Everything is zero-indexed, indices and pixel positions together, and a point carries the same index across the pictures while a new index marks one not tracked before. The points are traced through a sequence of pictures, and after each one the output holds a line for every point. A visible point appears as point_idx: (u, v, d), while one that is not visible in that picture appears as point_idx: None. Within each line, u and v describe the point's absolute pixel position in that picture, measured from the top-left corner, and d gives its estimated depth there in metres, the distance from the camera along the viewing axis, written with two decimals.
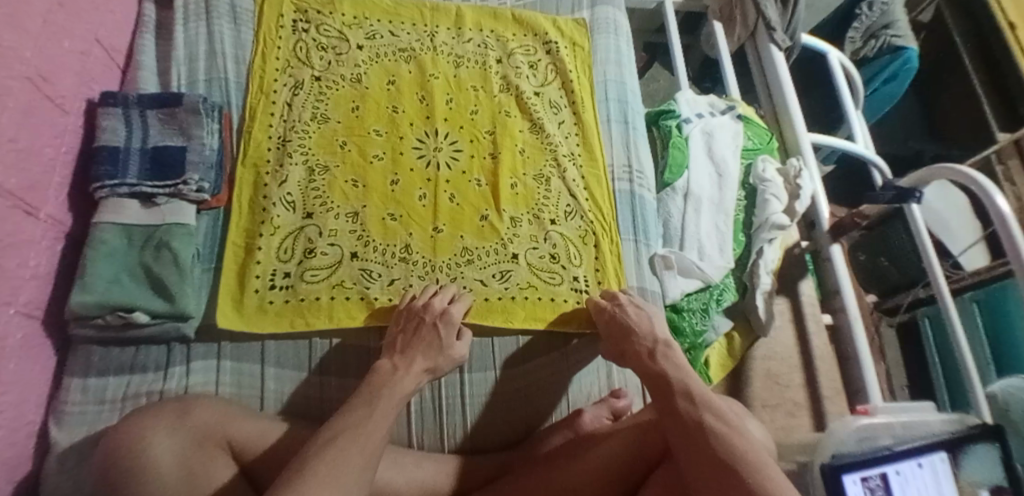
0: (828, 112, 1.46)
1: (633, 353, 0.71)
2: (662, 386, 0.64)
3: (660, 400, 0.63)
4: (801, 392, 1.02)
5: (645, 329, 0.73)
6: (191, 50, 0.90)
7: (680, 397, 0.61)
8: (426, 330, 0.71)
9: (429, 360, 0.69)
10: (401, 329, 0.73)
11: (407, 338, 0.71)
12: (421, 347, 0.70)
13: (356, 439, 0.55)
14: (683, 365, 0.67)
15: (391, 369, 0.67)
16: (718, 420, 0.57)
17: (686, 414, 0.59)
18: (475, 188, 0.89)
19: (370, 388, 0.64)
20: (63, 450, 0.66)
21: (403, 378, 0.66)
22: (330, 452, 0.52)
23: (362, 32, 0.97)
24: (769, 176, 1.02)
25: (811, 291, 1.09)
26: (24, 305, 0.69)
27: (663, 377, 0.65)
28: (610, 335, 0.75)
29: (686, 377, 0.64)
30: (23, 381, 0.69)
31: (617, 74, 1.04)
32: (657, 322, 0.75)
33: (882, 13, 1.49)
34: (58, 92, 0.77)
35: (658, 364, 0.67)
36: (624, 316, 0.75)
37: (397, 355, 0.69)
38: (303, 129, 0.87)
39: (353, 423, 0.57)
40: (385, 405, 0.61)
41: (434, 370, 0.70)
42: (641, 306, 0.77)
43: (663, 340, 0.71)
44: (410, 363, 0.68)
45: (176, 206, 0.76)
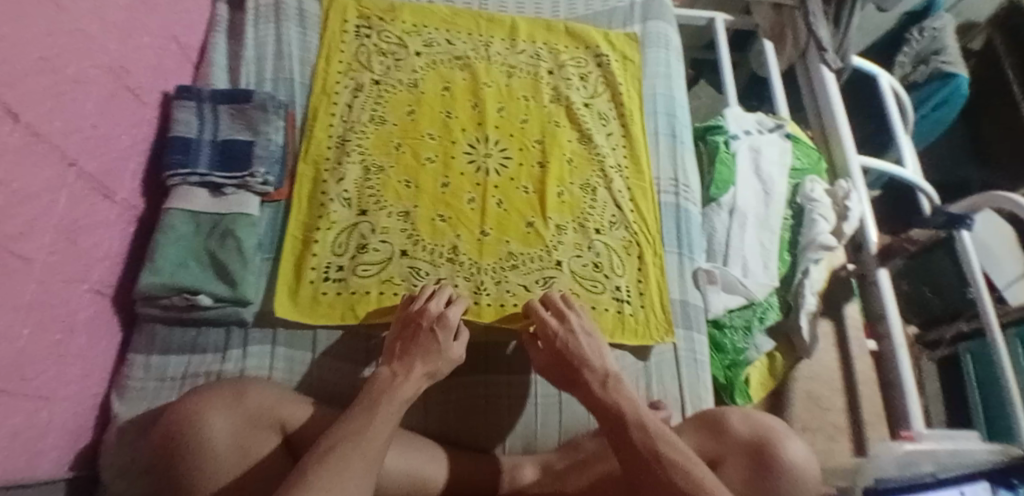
0: (875, 134, 1.44)
1: (582, 385, 0.65)
2: (615, 419, 0.61)
3: (612, 434, 0.60)
4: (842, 417, 1.00)
5: (596, 360, 0.67)
6: (260, 50, 0.95)
7: (634, 428, 0.59)
8: (423, 336, 0.68)
9: (428, 366, 0.65)
10: (398, 335, 0.69)
11: (405, 343, 0.67)
12: (420, 352, 0.66)
13: (357, 446, 0.53)
14: (635, 397, 0.63)
15: (389, 376, 0.63)
16: (674, 450, 0.57)
17: (643, 447, 0.57)
18: (523, 195, 0.90)
19: (369, 396, 0.60)
20: (123, 423, 0.70)
21: (403, 386, 0.62)
22: (331, 462, 0.51)
23: (420, 39, 1.00)
24: (818, 197, 1.01)
25: (856, 314, 1.07)
26: (96, 283, 0.73)
27: (616, 411, 0.61)
28: (555, 360, 0.69)
29: (640, 410, 0.61)
30: (90, 354, 0.72)
31: (666, 87, 1.05)
32: (608, 352, 0.69)
33: (933, 38, 1.47)
34: (138, 84, 0.81)
35: (611, 398, 0.63)
36: (576, 346, 0.68)
37: (395, 362, 0.65)
38: (361, 130, 0.90)
39: (354, 430, 0.55)
40: (385, 412, 0.58)
41: (434, 375, 0.66)
42: (591, 333, 0.70)
43: (615, 372, 0.66)
44: (409, 370, 0.64)
45: (241, 198, 0.79)
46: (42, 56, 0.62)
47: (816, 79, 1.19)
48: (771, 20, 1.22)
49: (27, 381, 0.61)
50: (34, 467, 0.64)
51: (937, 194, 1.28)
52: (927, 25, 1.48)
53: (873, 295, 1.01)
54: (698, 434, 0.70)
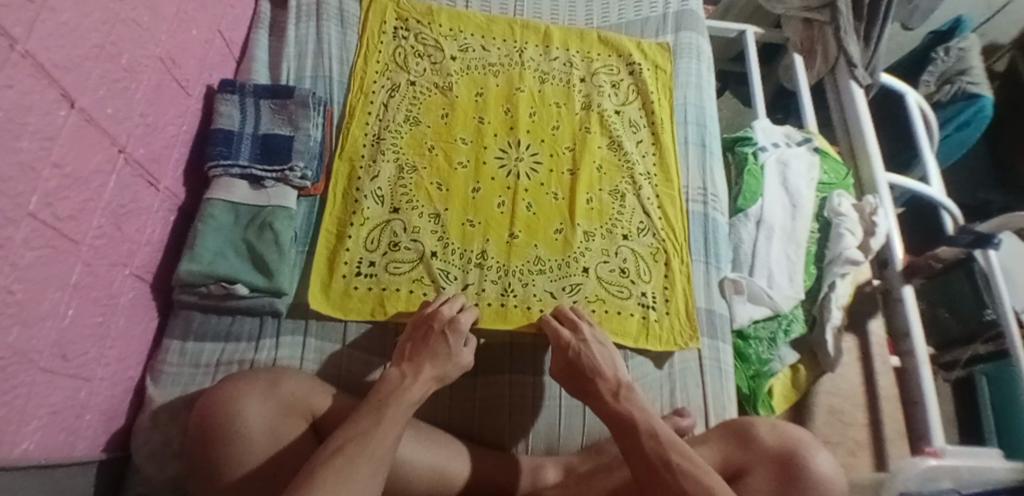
0: (899, 151, 1.43)
1: (596, 394, 0.68)
2: (628, 429, 0.62)
3: (624, 443, 0.62)
4: (864, 433, 0.98)
5: (609, 370, 0.70)
6: (301, 48, 0.97)
7: (645, 437, 0.61)
8: (435, 338, 0.70)
9: (437, 369, 0.68)
10: (410, 337, 0.71)
11: (415, 345, 0.70)
12: (428, 355, 0.68)
13: (364, 447, 0.55)
14: (646, 406, 0.65)
15: (399, 377, 0.65)
16: (685, 459, 0.58)
17: (654, 455, 0.59)
18: (552, 200, 0.91)
19: (378, 395, 0.62)
20: (158, 407, 0.71)
21: (411, 387, 0.64)
22: (338, 461, 0.53)
23: (456, 44, 1.02)
24: (845, 211, 1.00)
25: (881, 330, 1.06)
26: (138, 268, 0.75)
27: (629, 420, 0.63)
28: (568, 371, 0.72)
29: (652, 419, 0.63)
30: (129, 337, 0.74)
31: (697, 97, 1.05)
32: (620, 363, 0.72)
33: (958, 59, 1.46)
34: (185, 75, 0.84)
35: (623, 407, 0.65)
36: (588, 356, 0.71)
37: (405, 363, 0.68)
38: (396, 130, 0.92)
39: (362, 431, 0.57)
40: (392, 414, 0.60)
41: (442, 378, 0.68)
42: (604, 344, 0.73)
43: (627, 382, 0.68)
44: (418, 371, 0.66)
45: (280, 191, 0.81)
46: (97, 44, 0.64)
47: (844, 94, 1.19)
48: (801, 34, 1.22)
49: (70, 359, 0.63)
50: (72, 445, 0.65)
51: (960, 214, 1.28)
52: (952, 45, 1.47)
53: (897, 313, 1.01)
54: (722, 439, 0.72)
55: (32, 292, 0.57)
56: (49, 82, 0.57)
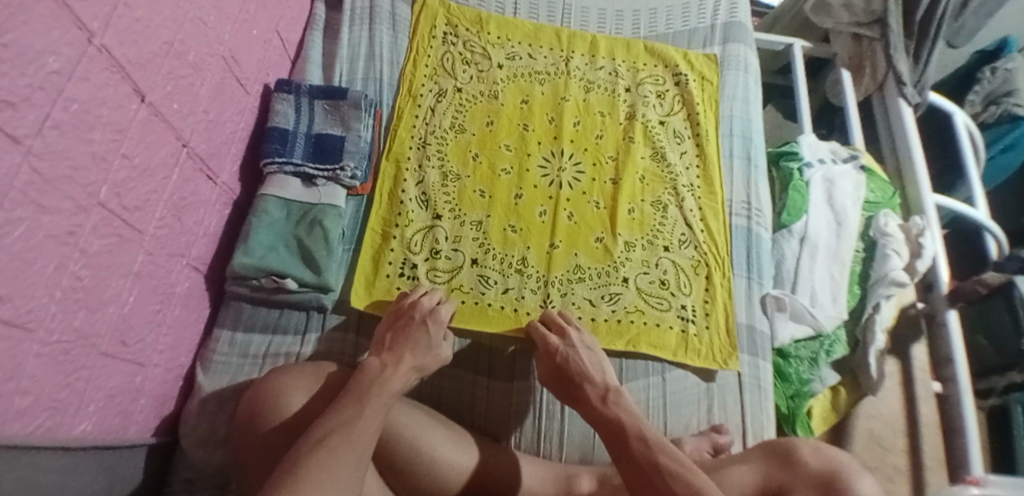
0: (942, 172, 1.40)
1: (584, 400, 0.66)
2: (616, 432, 0.60)
3: (613, 447, 0.59)
4: (904, 459, 0.96)
5: (597, 375, 0.68)
6: (353, 51, 0.99)
7: (634, 440, 0.57)
8: (415, 328, 0.70)
9: (416, 359, 0.67)
10: (389, 327, 0.71)
11: (395, 335, 0.69)
12: (410, 345, 0.67)
13: (347, 438, 0.52)
14: (635, 411, 0.62)
15: (379, 366, 0.63)
16: (673, 459, 0.54)
17: (642, 458, 0.55)
18: (594, 209, 0.91)
19: (359, 386, 0.60)
20: (206, 395, 0.73)
21: (393, 376, 0.62)
22: (323, 452, 0.50)
23: (503, 51, 1.03)
24: (892, 231, 0.98)
25: (923, 355, 1.03)
26: (193, 259, 0.77)
27: (617, 424, 0.60)
28: (558, 379, 0.71)
29: (640, 423, 0.60)
30: (182, 326, 0.76)
31: (743, 111, 1.04)
32: (609, 368, 0.70)
33: (1004, 80, 1.40)
34: (244, 74, 0.86)
35: (611, 411, 0.63)
36: (576, 361, 0.70)
37: (385, 352, 0.66)
38: (442, 135, 0.93)
39: (344, 421, 0.54)
40: (375, 404, 0.57)
41: (422, 369, 0.67)
42: (592, 349, 0.72)
43: (615, 386, 0.66)
44: (397, 361, 0.65)
45: (331, 189, 0.83)
46: (167, 41, 0.67)
47: (892, 112, 1.17)
48: (850, 50, 1.21)
49: (128, 345, 0.66)
50: (125, 428, 0.68)
51: (1005, 239, 1.24)
52: (999, 66, 1.41)
53: (940, 338, 0.98)
54: (764, 461, 0.69)
55: (96, 279, 0.59)
56: (122, 76, 0.59)
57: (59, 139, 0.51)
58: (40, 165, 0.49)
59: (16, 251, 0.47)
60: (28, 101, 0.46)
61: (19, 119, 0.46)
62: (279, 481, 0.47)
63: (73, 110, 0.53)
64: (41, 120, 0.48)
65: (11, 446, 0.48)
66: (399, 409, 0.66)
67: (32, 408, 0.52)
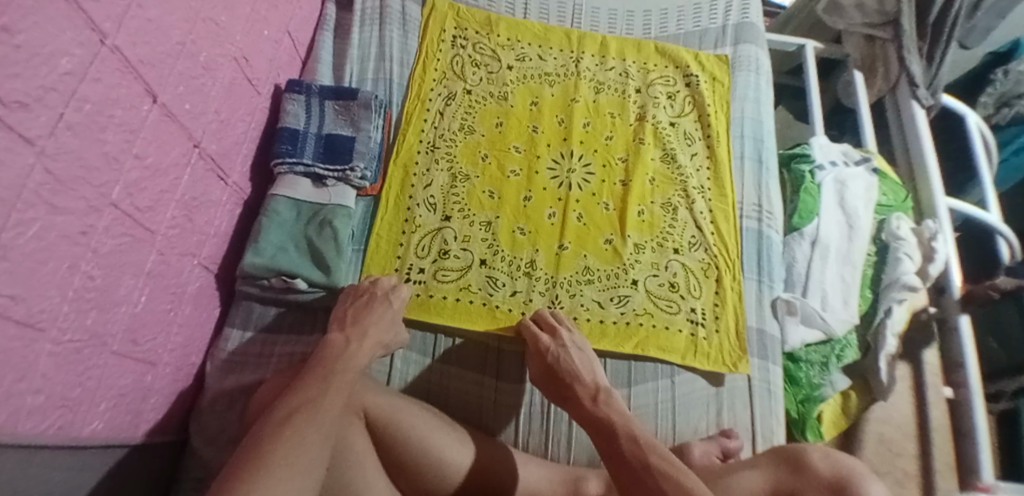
0: (954, 175, 1.39)
1: (575, 399, 0.66)
2: (605, 430, 0.58)
3: (603, 448, 0.57)
4: (914, 464, 0.94)
5: (587, 375, 0.68)
6: (364, 51, 1.00)
7: (624, 439, 0.55)
8: (377, 302, 0.72)
9: (380, 334, 0.69)
10: (351, 302, 0.72)
11: (358, 310, 0.70)
12: (374, 319, 0.70)
13: (311, 418, 0.52)
14: (624, 409, 0.61)
15: (344, 342, 0.65)
16: (664, 459, 0.51)
17: (631, 455, 0.53)
18: (604, 211, 0.91)
19: (323, 361, 0.61)
20: (217, 394, 0.74)
21: (358, 351, 0.64)
22: (288, 431, 0.50)
23: (513, 53, 1.03)
24: (904, 235, 0.97)
25: (934, 359, 1.01)
26: (204, 259, 0.77)
27: (606, 422, 0.59)
28: (550, 379, 0.71)
29: (630, 421, 0.58)
30: (193, 326, 0.77)
31: (755, 112, 1.03)
32: (598, 369, 0.71)
33: (1017, 82, 1.37)
34: (255, 74, 0.86)
35: (601, 410, 0.62)
36: (567, 360, 0.70)
37: (349, 326, 0.68)
38: (451, 138, 0.93)
39: (309, 399, 0.54)
40: (339, 381, 0.58)
41: (386, 344, 0.70)
42: (582, 348, 0.73)
43: (606, 386, 0.66)
44: (362, 337, 0.67)
45: (341, 190, 0.84)
46: (179, 41, 0.67)
47: (905, 114, 1.16)
48: (863, 51, 1.19)
49: (139, 344, 0.66)
50: (136, 427, 0.68)
51: (1018, 241, 1.23)
52: (1012, 68, 1.37)
53: (952, 341, 0.99)
54: (774, 467, 0.69)
55: (109, 278, 0.59)
56: (134, 77, 0.60)
57: (73, 139, 0.51)
58: (54, 166, 0.49)
59: (29, 251, 0.47)
60: (40, 102, 0.46)
61: (32, 119, 0.46)
62: (244, 461, 0.47)
63: (85, 111, 0.53)
64: (54, 120, 0.48)
65: (25, 445, 0.49)
66: (406, 412, 0.64)
67: (44, 407, 0.52)
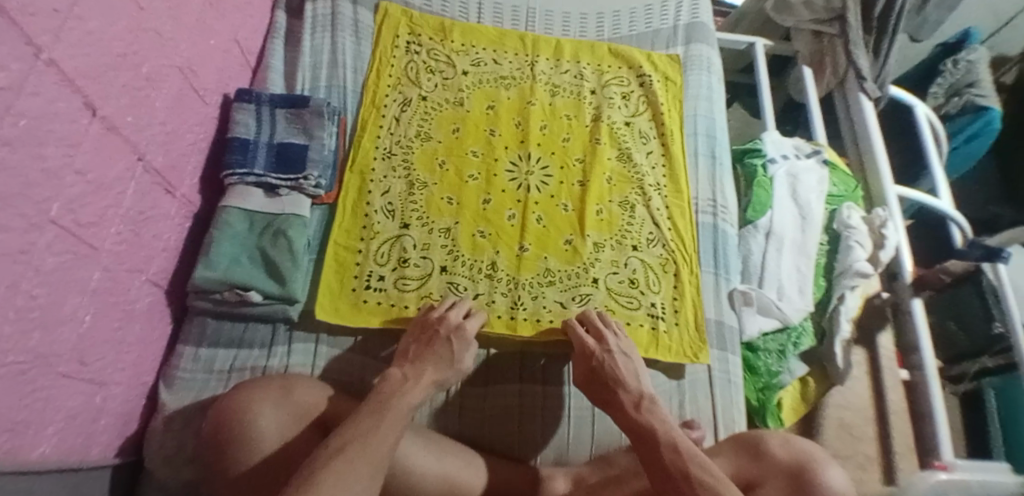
0: (907, 165, 1.44)
1: (617, 404, 0.67)
2: (648, 439, 0.60)
3: (645, 456, 0.59)
4: (873, 446, 0.97)
5: (632, 382, 0.69)
6: (316, 58, 0.99)
7: (666, 450, 0.58)
8: (439, 343, 0.72)
9: (438, 373, 0.69)
10: (415, 339, 0.73)
11: (419, 347, 0.71)
12: (433, 359, 0.70)
13: (365, 449, 0.55)
14: (668, 419, 0.63)
15: (401, 378, 0.66)
16: (704, 472, 0.55)
17: (674, 467, 0.57)
18: (563, 212, 0.91)
19: (381, 395, 0.63)
20: (171, 413, 0.72)
21: (413, 389, 0.65)
22: (339, 463, 0.52)
23: (467, 58, 1.03)
24: (855, 223, 1.00)
25: (889, 344, 1.05)
26: (154, 274, 0.76)
27: (650, 431, 0.61)
28: (593, 381, 0.72)
29: (674, 432, 0.60)
30: (144, 344, 0.75)
31: (707, 109, 1.06)
32: (644, 376, 0.71)
33: (967, 71, 1.44)
34: (203, 84, 0.85)
35: (644, 417, 0.63)
36: (612, 366, 0.71)
37: (407, 364, 0.69)
38: (407, 145, 0.93)
39: (363, 432, 0.57)
40: (394, 416, 0.60)
41: (441, 384, 0.69)
42: (628, 355, 0.73)
43: (649, 394, 0.67)
44: (419, 374, 0.67)
45: (295, 199, 0.83)
46: (120, 52, 0.66)
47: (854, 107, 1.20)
48: (811, 46, 1.23)
49: (86, 364, 0.64)
50: (87, 450, 0.66)
51: (969, 228, 1.25)
52: (961, 57, 1.44)
53: (906, 325, 1.01)
54: (734, 455, 0.70)
55: (53, 297, 0.57)
56: (73, 90, 0.58)
57: (10, 155, 0.50)
58: None
59: None
60: None
61: None
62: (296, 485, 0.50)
63: (23, 126, 0.51)
64: None
65: None
66: None
67: None
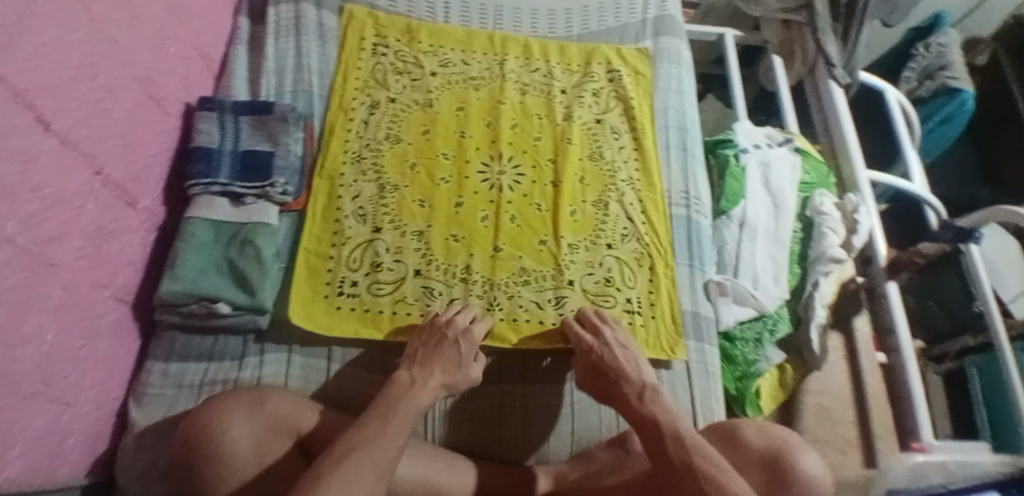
0: (883, 149, 1.44)
1: (619, 396, 0.68)
2: (651, 430, 0.61)
3: (650, 448, 0.60)
4: (853, 430, 0.98)
5: (633, 372, 0.69)
6: (280, 63, 0.98)
7: (669, 442, 0.59)
8: (447, 345, 0.72)
9: (446, 376, 0.69)
10: (422, 342, 0.73)
11: (428, 350, 0.71)
12: (441, 361, 0.70)
13: (369, 454, 0.53)
14: (671, 408, 0.64)
15: (409, 381, 0.66)
16: (709, 463, 0.56)
17: (677, 458, 0.57)
18: (536, 211, 0.91)
19: (386, 399, 0.62)
20: (141, 430, 0.70)
21: (420, 393, 0.64)
22: (344, 469, 0.51)
23: (436, 59, 1.02)
24: (827, 210, 1.02)
25: (866, 327, 1.07)
26: (118, 290, 0.74)
27: (653, 422, 0.62)
28: (593, 373, 0.72)
29: (676, 421, 0.61)
30: (110, 361, 0.74)
31: (678, 102, 1.06)
32: (644, 365, 0.72)
33: (938, 54, 1.46)
34: (163, 94, 0.84)
35: (647, 408, 0.64)
36: (611, 357, 0.71)
37: (416, 367, 0.69)
38: (377, 148, 0.92)
39: (366, 436, 0.56)
40: (399, 421, 0.59)
41: (450, 387, 0.69)
42: (626, 345, 0.73)
43: (651, 383, 0.68)
44: (427, 378, 0.67)
45: (261, 207, 0.82)
46: (74, 65, 0.64)
47: (824, 93, 1.20)
48: (780, 35, 1.24)
49: (51, 384, 0.62)
50: (56, 470, 0.64)
51: (945, 209, 1.24)
52: (933, 41, 1.47)
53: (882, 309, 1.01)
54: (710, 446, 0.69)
55: (14, 316, 0.55)
56: (25, 105, 0.56)
57: None
58: None
59: None
60: None
61: None
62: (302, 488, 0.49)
63: None
64: None
65: None
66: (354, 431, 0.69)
67: None
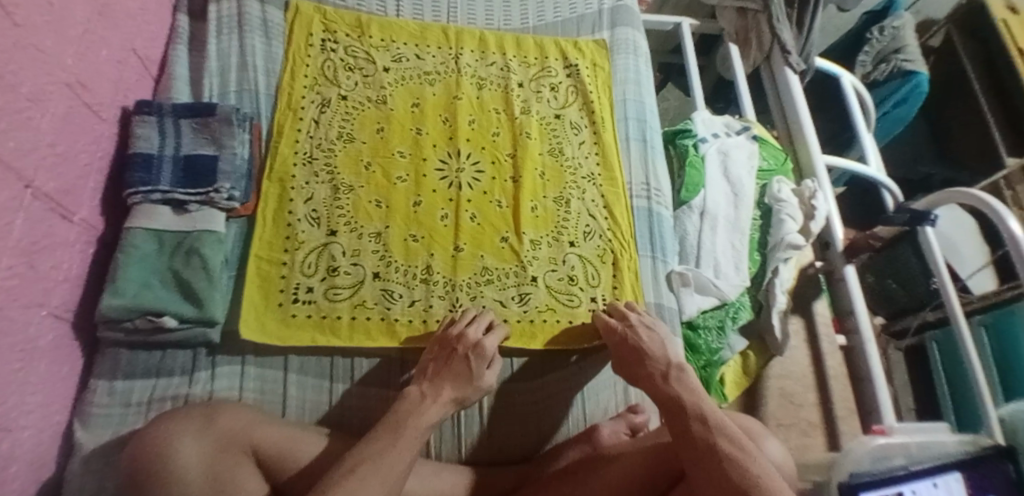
0: (842, 134, 1.47)
1: (645, 375, 0.68)
2: (675, 408, 0.61)
3: (673, 424, 0.60)
4: (815, 413, 1.01)
5: (658, 352, 0.70)
6: (223, 61, 0.93)
7: (693, 420, 0.58)
8: (458, 360, 0.70)
9: (457, 391, 0.67)
10: (433, 356, 0.71)
11: (439, 366, 0.70)
12: (451, 376, 0.68)
13: (377, 469, 0.53)
14: (697, 388, 0.63)
15: (419, 397, 0.65)
16: (732, 443, 0.54)
17: (699, 436, 0.56)
18: (496, 208, 0.90)
19: (395, 414, 0.62)
20: (90, 451, 0.66)
21: (431, 408, 0.63)
22: (351, 484, 0.51)
23: (388, 54, 0.99)
24: (785, 197, 1.03)
25: (826, 310, 1.09)
26: (56, 307, 0.70)
27: (677, 400, 0.62)
28: (620, 354, 0.73)
29: (700, 402, 0.61)
30: (51, 383, 0.70)
31: (636, 93, 1.06)
32: (671, 347, 0.72)
33: (893, 37, 1.49)
34: (96, 99, 0.79)
35: (671, 387, 0.64)
36: (637, 338, 0.72)
37: (427, 381, 0.67)
38: (329, 147, 0.89)
39: (375, 451, 0.56)
40: (409, 437, 0.59)
41: (462, 402, 0.67)
42: (652, 327, 0.75)
43: (677, 363, 0.68)
44: (438, 392, 0.66)
45: (207, 214, 0.78)
46: None
47: (781, 81, 1.21)
48: (737, 24, 1.23)
49: None
50: None
51: (898, 190, 1.28)
52: (887, 24, 1.50)
53: (841, 292, 1.03)
54: None
55: None
56: None
57: None
58: None
59: None
60: None
61: None
62: None
63: None
64: None
65: None
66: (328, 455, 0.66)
67: None
